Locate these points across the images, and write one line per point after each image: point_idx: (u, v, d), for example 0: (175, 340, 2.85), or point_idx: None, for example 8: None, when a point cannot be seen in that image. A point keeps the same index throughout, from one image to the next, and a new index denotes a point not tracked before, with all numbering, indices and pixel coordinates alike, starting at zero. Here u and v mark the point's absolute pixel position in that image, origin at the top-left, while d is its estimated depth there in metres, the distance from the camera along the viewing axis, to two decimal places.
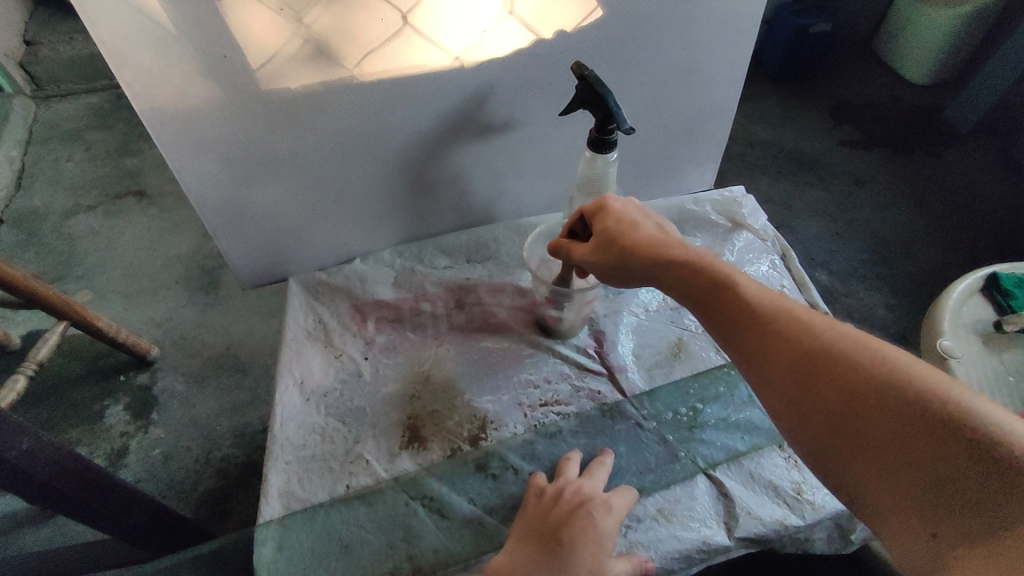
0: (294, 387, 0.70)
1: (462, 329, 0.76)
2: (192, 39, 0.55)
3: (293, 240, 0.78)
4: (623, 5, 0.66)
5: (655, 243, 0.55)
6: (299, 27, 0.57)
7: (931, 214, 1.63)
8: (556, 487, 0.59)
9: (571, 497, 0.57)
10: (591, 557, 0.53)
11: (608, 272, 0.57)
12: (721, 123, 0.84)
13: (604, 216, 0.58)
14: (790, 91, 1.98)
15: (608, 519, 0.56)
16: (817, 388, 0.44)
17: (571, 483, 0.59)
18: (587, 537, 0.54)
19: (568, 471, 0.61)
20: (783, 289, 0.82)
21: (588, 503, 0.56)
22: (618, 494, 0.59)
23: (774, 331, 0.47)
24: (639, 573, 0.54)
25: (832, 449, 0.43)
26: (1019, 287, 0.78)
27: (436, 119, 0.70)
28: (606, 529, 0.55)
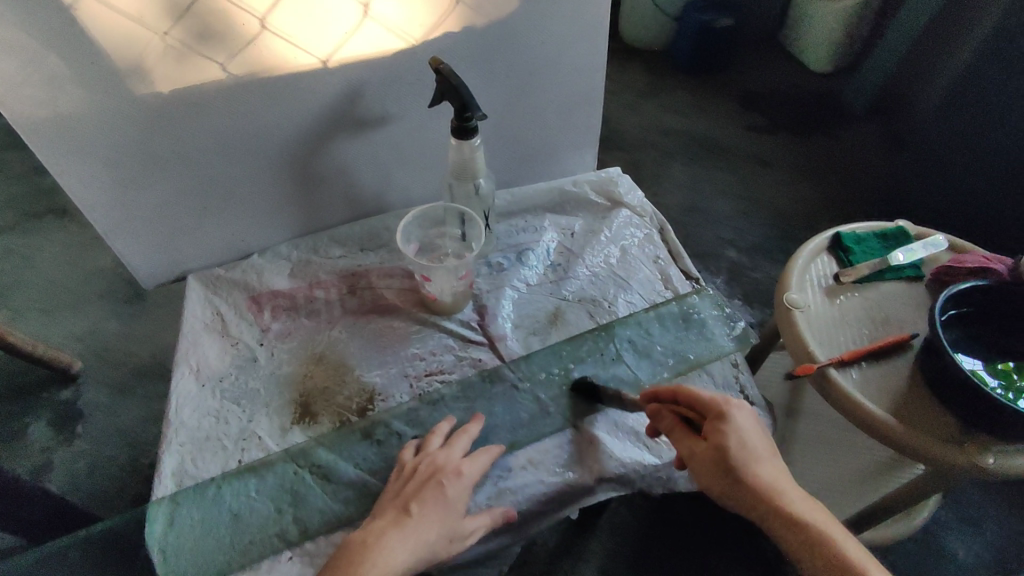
0: (189, 375, 0.74)
1: (354, 313, 0.81)
2: (54, 49, 0.59)
3: (188, 238, 0.81)
4: (474, 3, 0.72)
5: (745, 457, 0.57)
6: (161, 35, 0.62)
7: (829, 191, 1.75)
8: (414, 462, 0.62)
9: (424, 470, 0.61)
10: (439, 520, 0.56)
11: (707, 474, 0.58)
12: (591, 108, 0.91)
13: (725, 425, 0.59)
14: (702, 83, 2.08)
15: (458, 484, 0.59)
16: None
17: (427, 457, 0.63)
18: (435, 504, 0.57)
19: (428, 443, 0.64)
20: (655, 259, 0.89)
21: (439, 473, 0.60)
22: (474, 458, 0.62)
23: (841, 566, 0.50)
24: (498, 523, 0.60)
25: None
26: (858, 245, 0.88)
27: (312, 116, 0.75)
28: (455, 494, 0.58)
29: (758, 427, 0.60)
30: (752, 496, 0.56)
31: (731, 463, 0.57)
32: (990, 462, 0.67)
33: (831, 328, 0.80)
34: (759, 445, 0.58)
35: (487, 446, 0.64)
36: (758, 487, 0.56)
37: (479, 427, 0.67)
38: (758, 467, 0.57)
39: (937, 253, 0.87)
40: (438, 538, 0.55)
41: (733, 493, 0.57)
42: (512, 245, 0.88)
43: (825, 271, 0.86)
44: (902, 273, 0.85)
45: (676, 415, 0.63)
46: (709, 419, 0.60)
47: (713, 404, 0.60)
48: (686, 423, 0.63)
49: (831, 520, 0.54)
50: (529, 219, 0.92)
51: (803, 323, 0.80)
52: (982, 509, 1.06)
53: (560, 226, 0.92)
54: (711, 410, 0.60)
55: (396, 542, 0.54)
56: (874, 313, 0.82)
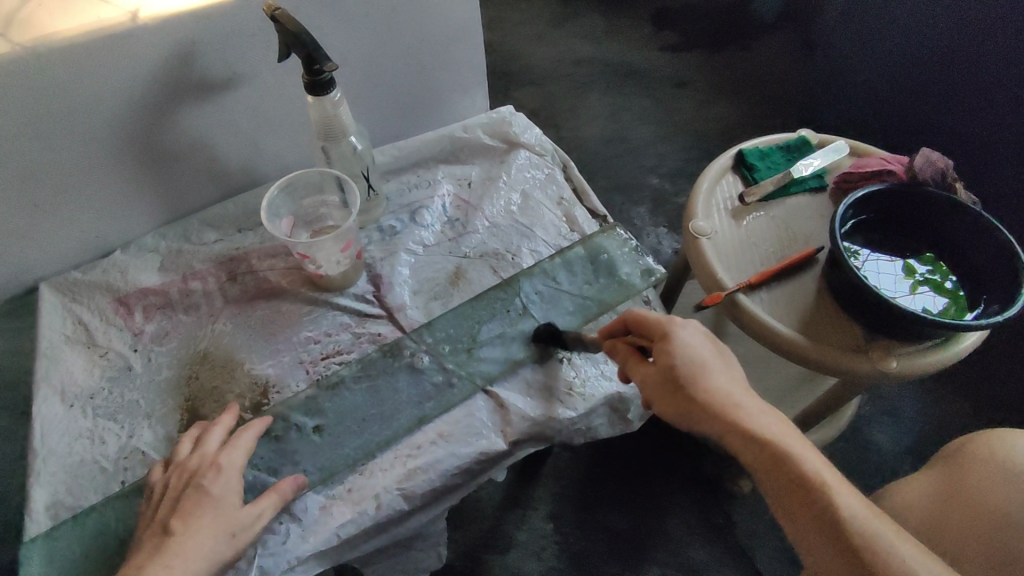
0: (53, 397, 0.66)
1: (237, 301, 0.74)
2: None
3: (28, 243, 0.72)
4: None
5: (694, 375, 0.53)
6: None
7: (746, 104, 1.73)
8: (165, 478, 0.56)
9: (177, 482, 0.55)
10: (210, 523, 0.51)
11: (660, 398, 0.54)
12: (469, 44, 0.84)
13: (670, 345, 0.54)
14: (611, 4, 1.99)
15: (219, 480, 0.54)
16: (838, 539, 0.47)
17: (178, 467, 0.56)
18: (200, 509, 0.52)
19: (200, 446, 0.57)
20: (558, 200, 0.85)
21: (197, 476, 0.54)
22: (232, 447, 0.57)
23: (804, 483, 0.48)
24: (289, 494, 0.55)
25: (789, 496, 0.49)
26: (762, 160, 0.85)
27: (144, 84, 0.65)
28: (219, 491, 0.53)
29: (706, 341, 0.55)
30: (710, 418, 0.51)
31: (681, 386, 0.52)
32: (894, 365, 0.68)
33: (738, 251, 0.78)
34: (710, 360, 0.54)
35: (244, 427, 0.59)
36: (714, 407, 0.51)
37: (231, 416, 0.61)
38: (710, 382, 0.52)
39: (838, 158, 0.85)
40: (212, 542, 0.50)
41: (686, 416, 0.52)
42: (404, 204, 0.82)
43: (730, 192, 0.83)
44: (806, 184, 0.83)
45: (628, 345, 0.58)
46: (657, 341, 0.55)
47: (660, 325, 0.55)
48: (625, 349, 0.57)
49: (793, 435, 0.52)
50: (421, 173, 0.86)
51: (710, 250, 0.77)
52: (903, 399, 1.11)
53: (455, 177, 0.86)
54: (655, 331, 0.55)
55: (164, 567, 0.48)
56: (781, 231, 0.80)
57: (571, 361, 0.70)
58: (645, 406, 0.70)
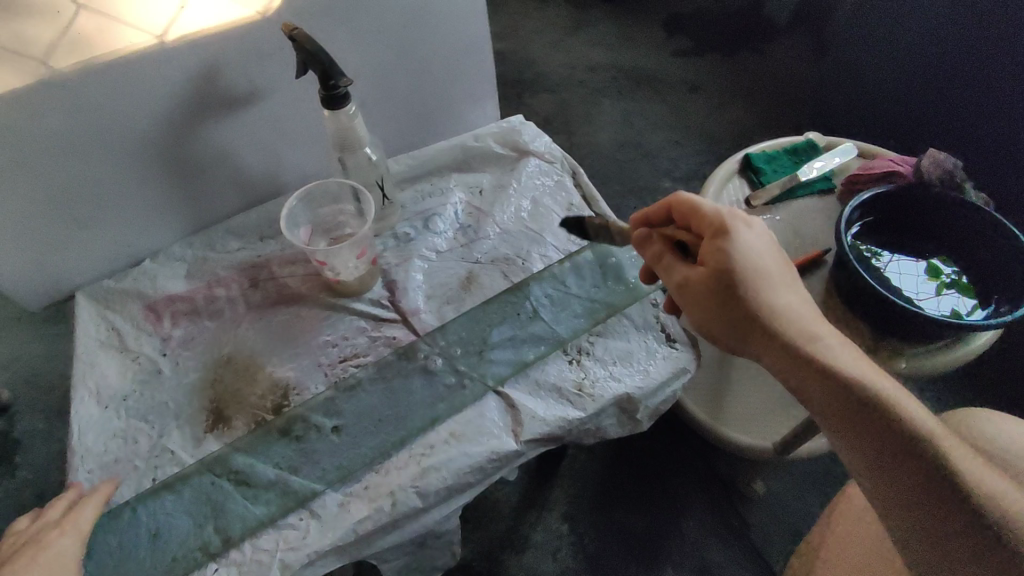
0: (89, 398, 0.69)
1: (259, 307, 0.77)
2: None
3: (66, 253, 0.76)
4: None
5: (748, 276, 0.53)
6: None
7: (761, 107, 1.73)
8: (22, 534, 0.57)
9: (28, 536, 0.57)
10: None
11: (706, 296, 0.55)
12: (480, 56, 0.87)
13: (724, 244, 0.54)
14: (624, 10, 2.01)
15: (54, 546, 0.56)
16: (890, 452, 0.46)
17: (41, 527, 0.58)
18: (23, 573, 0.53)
19: (51, 512, 0.59)
20: (568, 206, 0.87)
21: (30, 545, 0.56)
22: (77, 513, 0.59)
23: (854, 389, 0.48)
24: None
25: (836, 405, 0.48)
26: (769, 164, 0.86)
27: (173, 101, 0.69)
28: (50, 556, 0.55)
29: (764, 243, 0.55)
30: (759, 324, 0.53)
31: (731, 287, 0.53)
32: (901, 367, 0.70)
33: None
34: (765, 263, 0.54)
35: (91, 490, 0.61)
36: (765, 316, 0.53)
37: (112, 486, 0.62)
38: (761, 288, 0.53)
39: (846, 160, 0.86)
40: None
41: (734, 317, 0.54)
42: (418, 212, 0.85)
43: (736, 196, 0.84)
44: (813, 187, 0.84)
45: (673, 239, 0.60)
46: (709, 236, 0.56)
47: (716, 221, 0.56)
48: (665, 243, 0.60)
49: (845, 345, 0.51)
50: (434, 181, 0.88)
51: None
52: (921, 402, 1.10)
53: (467, 184, 0.88)
54: (710, 226, 0.56)
55: None
56: (788, 234, 0.81)
57: (580, 362, 0.72)
58: (654, 407, 0.72)
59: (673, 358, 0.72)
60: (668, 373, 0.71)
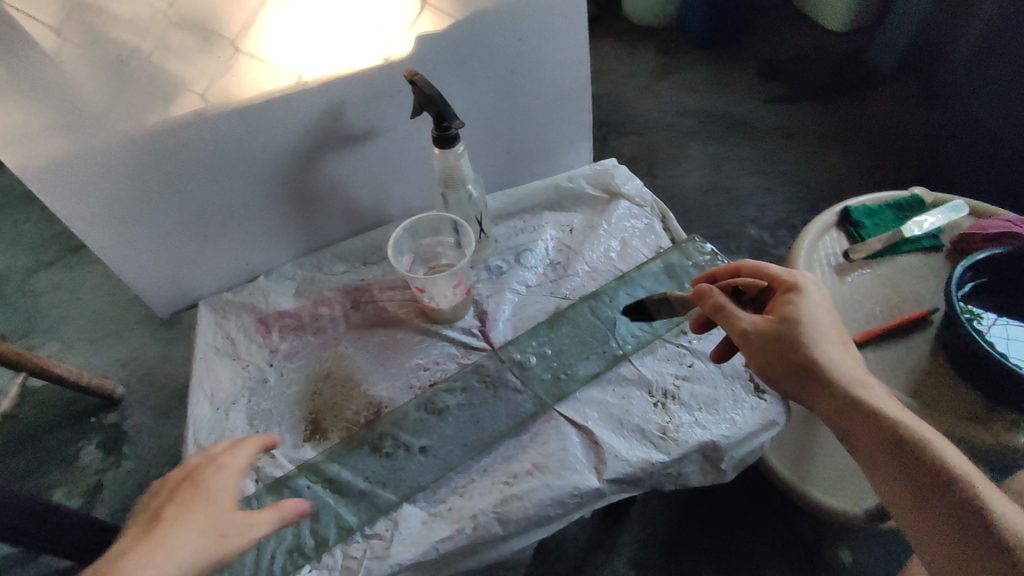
0: (204, 400, 0.76)
1: (358, 327, 0.82)
2: (29, 91, 0.61)
3: (196, 266, 0.84)
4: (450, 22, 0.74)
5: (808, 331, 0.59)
6: (129, 64, 0.63)
7: (856, 158, 1.69)
8: (196, 459, 0.57)
9: (175, 476, 0.56)
10: (197, 520, 0.51)
11: (765, 346, 0.59)
12: (580, 102, 0.91)
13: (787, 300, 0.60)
14: (716, 57, 2.03)
15: (211, 482, 0.54)
16: (931, 493, 0.50)
17: (209, 455, 0.58)
18: (189, 505, 0.53)
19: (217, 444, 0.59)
20: (657, 249, 0.88)
21: (197, 471, 0.56)
22: (236, 448, 0.58)
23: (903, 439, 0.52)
24: (291, 519, 0.53)
25: (889, 453, 0.52)
26: (870, 218, 0.83)
27: (301, 135, 0.76)
28: (213, 491, 0.54)
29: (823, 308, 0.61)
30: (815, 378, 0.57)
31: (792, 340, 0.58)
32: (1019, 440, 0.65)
33: (842, 309, 0.77)
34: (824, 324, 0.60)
35: (243, 440, 0.59)
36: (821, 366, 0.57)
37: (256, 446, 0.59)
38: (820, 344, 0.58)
39: (956, 217, 0.82)
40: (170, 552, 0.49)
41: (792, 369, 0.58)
42: (510, 247, 0.88)
43: (834, 249, 0.82)
44: (918, 244, 0.81)
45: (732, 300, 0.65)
46: (779, 292, 0.62)
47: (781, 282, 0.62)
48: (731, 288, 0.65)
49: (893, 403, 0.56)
50: (527, 219, 0.92)
51: None
52: None
53: (559, 223, 0.91)
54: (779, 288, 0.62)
55: (144, 557, 0.48)
56: (889, 290, 0.79)
57: (665, 406, 0.72)
58: (740, 458, 0.71)
59: (762, 411, 0.71)
60: (756, 425, 0.70)
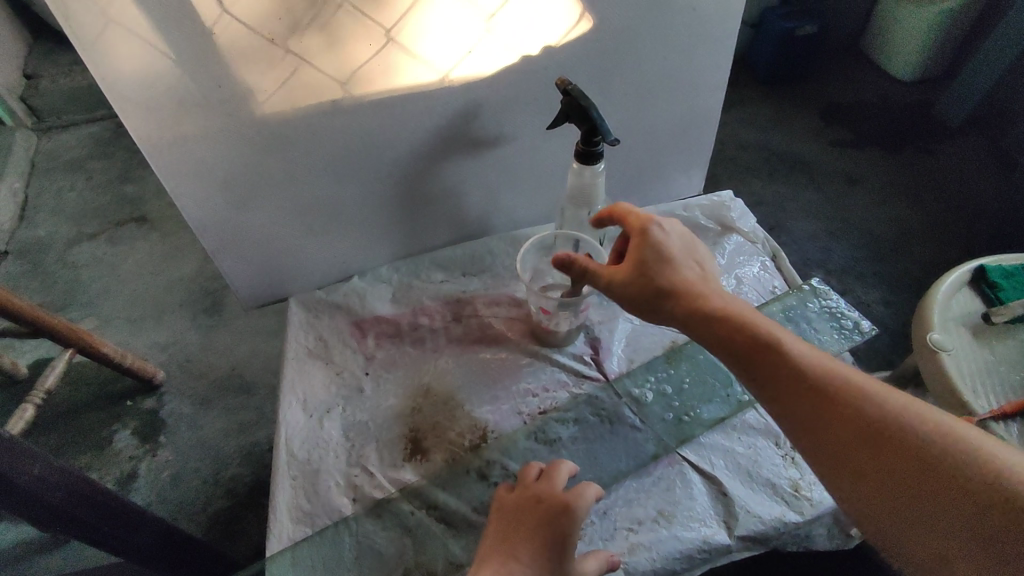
0: (297, 406, 0.71)
1: (460, 342, 0.77)
2: (176, 61, 0.57)
3: (291, 260, 0.80)
4: (603, 32, 0.70)
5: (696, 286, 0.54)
6: (283, 43, 0.59)
7: (926, 210, 1.65)
8: (514, 498, 0.60)
9: (527, 508, 0.58)
10: (552, 563, 0.54)
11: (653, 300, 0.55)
12: (704, 130, 0.87)
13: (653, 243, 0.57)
14: (782, 93, 2.00)
15: (565, 523, 0.56)
16: (899, 465, 0.42)
17: (527, 492, 0.60)
18: (546, 549, 0.55)
19: (526, 476, 0.62)
20: (775, 290, 0.83)
21: (545, 511, 0.57)
22: (579, 492, 0.59)
23: (844, 401, 0.45)
24: (606, 568, 0.57)
25: (842, 432, 0.45)
26: (1007, 278, 0.79)
27: (430, 135, 0.72)
28: (564, 535, 0.56)
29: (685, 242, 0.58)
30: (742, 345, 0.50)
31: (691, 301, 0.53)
32: None
33: (981, 374, 0.73)
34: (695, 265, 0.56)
35: (566, 471, 0.62)
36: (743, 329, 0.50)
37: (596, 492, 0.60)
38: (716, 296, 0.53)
39: None
40: None
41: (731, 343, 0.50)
42: None
43: (969, 309, 0.78)
44: None
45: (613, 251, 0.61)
46: (643, 238, 0.57)
47: (641, 222, 0.58)
48: (643, 272, 0.56)
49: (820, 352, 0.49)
50: None
51: (952, 367, 0.72)
52: None
53: None
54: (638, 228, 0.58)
55: None
56: None
57: (796, 460, 0.67)
58: None
59: None
60: None
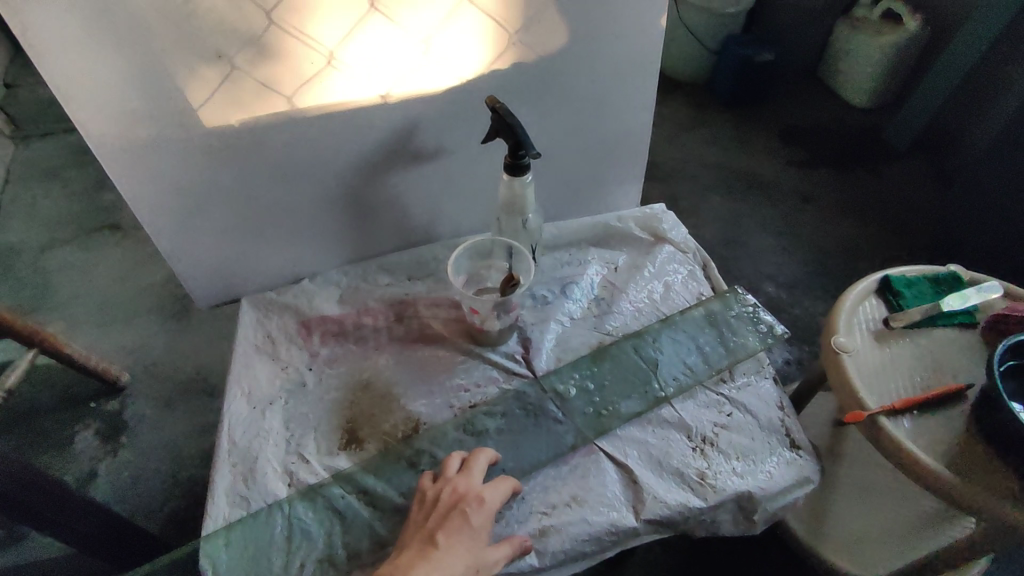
0: (241, 398, 0.75)
1: (400, 340, 0.82)
2: (129, 76, 0.62)
3: (244, 263, 0.85)
4: (532, 58, 0.76)
5: None
6: (230, 62, 0.65)
7: (872, 228, 1.73)
8: (435, 490, 0.64)
9: (446, 499, 0.63)
10: (466, 550, 0.59)
11: None
12: (637, 147, 0.94)
13: None
14: (741, 116, 2.09)
15: (480, 514, 0.62)
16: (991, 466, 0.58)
17: (447, 484, 0.65)
18: (463, 535, 0.60)
19: (447, 469, 0.66)
20: (700, 296, 0.89)
21: (462, 502, 0.62)
22: (492, 486, 0.65)
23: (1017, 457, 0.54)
24: (519, 551, 0.61)
25: None
26: (908, 287, 0.86)
27: (373, 147, 0.78)
28: (479, 523, 0.61)
29: None
30: None
31: None
32: None
33: (880, 375, 0.79)
34: None
35: (483, 463, 0.67)
36: None
37: (509, 487, 0.65)
38: None
39: (993, 297, 0.85)
40: (470, 567, 0.58)
41: None
42: (556, 278, 0.90)
43: (874, 314, 0.85)
44: (955, 318, 0.84)
45: None
46: None
47: None
48: None
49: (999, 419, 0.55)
50: (574, 252, 0.93)
51: (851, 367, 0.78)
52: None
53: (604, 260, 0.93)
54: None
55: None
56: (927, 361, 0.81)
57: (704, 452, 0.73)
58: (773, 512, 0.70)
59: (797, 466, 0.72)
60: (791, 479, 0.71)
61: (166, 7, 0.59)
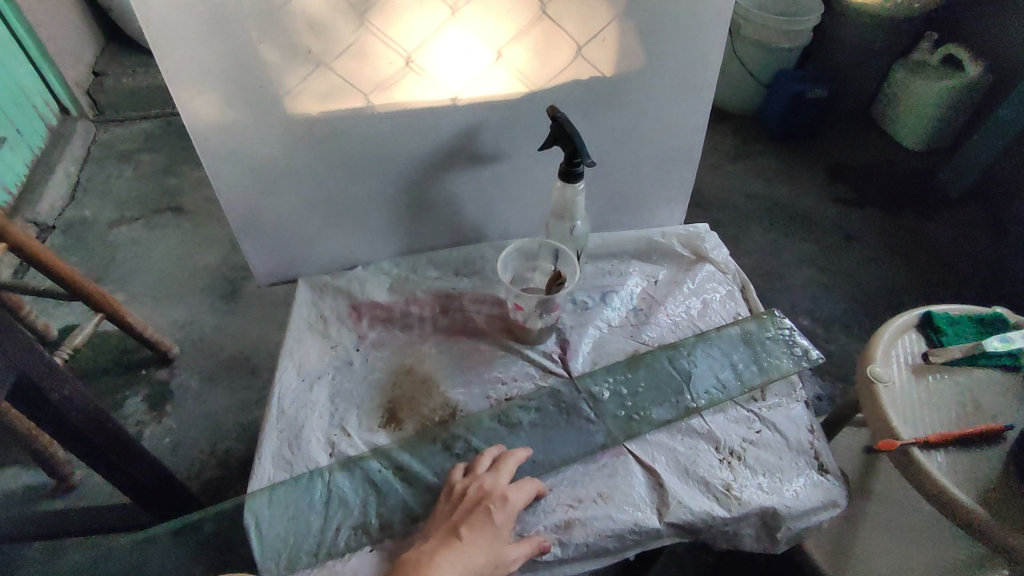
0: (292, 370, 0.80)
1: (444, 331, 0.86)
2: (227, 63, 0.68)
3: (304, 246, 0.90)
4: (592, 74, 0.80)
5: None
6: (318, 58, 0.70)
7: (917, 271, 1.70)
8: (463, 485, 0.67)
9: (472, 494, 0.66)
10: (486, 545, 0.62)
11: None
12: (686, 167, 0.96)
13: None
14: (789, 150, 2.09)
15: (504, 510, 0.64)
16: None
17: (475, 480, 0.68)
18: (484, 529, 0.63)
19: (477, 466, 0.69)
20: (737, 315, 0.90)
21: (486, 499, 0.65)
22: (518, 486, 0.67)
23: None
24: (536, 552, 0.63)
25: None
26: (950, 325, 0.86)
27: (436, 146, 0.83)
28: (501, 521, 0.64)
29: None
30: None
31: None
32: None
33: (915, 408, 0.79)
34: None
35: (512, 463, 0.69)
36: None
37: (534, 488, 0.68)
38: None
39: None
40: (490, 559, 0.61)
41: None
42: (597, 285, 0.92)
43: (913, 348, 0.85)
44: (997, 359, 0.83)
45: None
46: None
47: None
48: None
49: None
50: (616, 263, 0.96)
51: (886, 397, 0.78)
52: None
53: (645, 273, 0.95)
54: None
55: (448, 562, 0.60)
56: (964, 399, 0.81)
57: (731, 465, 0.74)
58: (796, 531, 0.71)
59: (825, 489, 0.72)
60: (817, 501, 0.71)
61: (268, 5, 0.65)
